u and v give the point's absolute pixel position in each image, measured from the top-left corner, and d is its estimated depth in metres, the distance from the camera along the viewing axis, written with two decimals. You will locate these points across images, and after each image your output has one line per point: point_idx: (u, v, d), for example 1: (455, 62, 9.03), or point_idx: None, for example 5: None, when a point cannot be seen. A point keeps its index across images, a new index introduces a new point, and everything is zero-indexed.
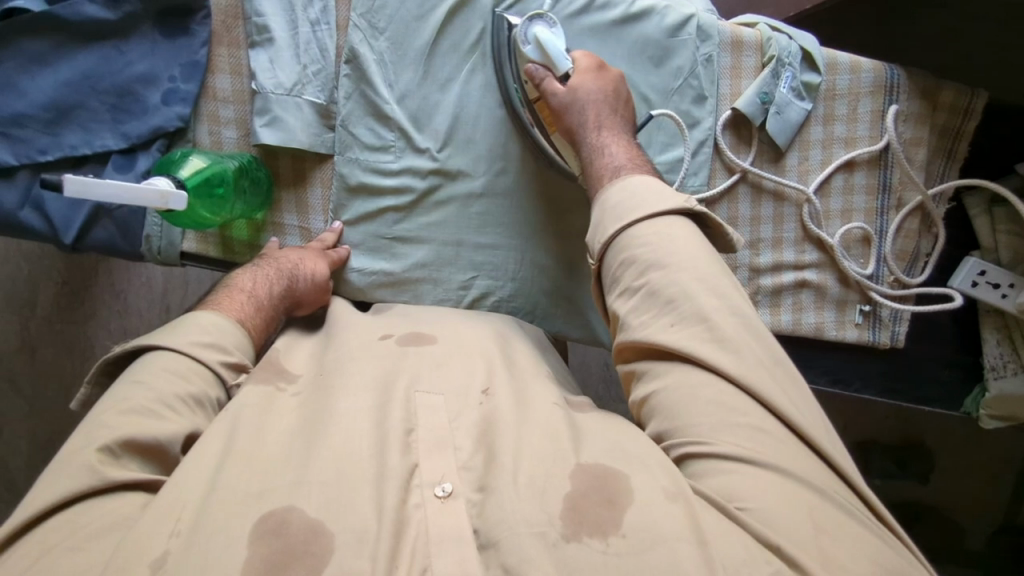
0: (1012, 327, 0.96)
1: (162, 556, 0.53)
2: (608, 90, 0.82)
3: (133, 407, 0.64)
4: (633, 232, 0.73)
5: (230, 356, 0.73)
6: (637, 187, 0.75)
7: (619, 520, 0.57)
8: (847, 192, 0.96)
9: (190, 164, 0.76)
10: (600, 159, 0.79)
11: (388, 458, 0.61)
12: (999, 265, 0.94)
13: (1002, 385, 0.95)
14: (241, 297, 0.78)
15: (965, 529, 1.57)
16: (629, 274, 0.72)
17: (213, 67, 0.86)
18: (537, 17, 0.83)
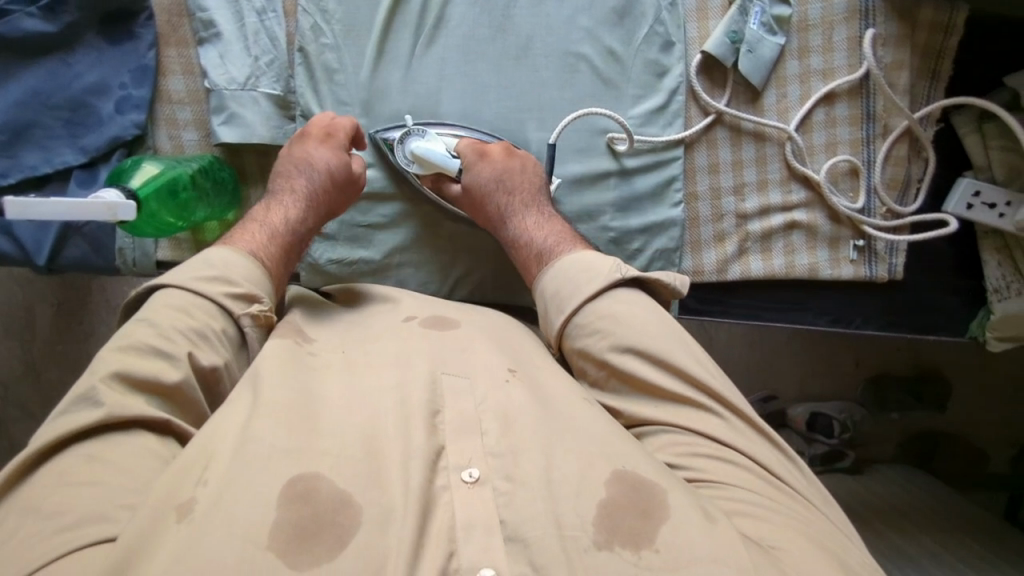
0: (1012, 246, 0.93)
1: (188, 504, 0.54)
2: (504, 172, 0.84)
3: (136, 345, 0.62)
4: (575, 323, 0.74)
5: (239, 288, 0.70)
6: (562, 273, 0.76)
7: (653, 534, 0.56)
8: (830, 125, 0.93)
9: (142, 172, 0.75)
10: (525, 247, 0.82)
11: (412, 436, 0.61)
12: (994, 183, 0.91)
13: (1006, 307, 0.93)
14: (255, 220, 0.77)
15: (989, 451, 1.56)
16: (590, 369, 0.73)
17: (164, 69, 0.84)
18: (408, 133, 0.85)
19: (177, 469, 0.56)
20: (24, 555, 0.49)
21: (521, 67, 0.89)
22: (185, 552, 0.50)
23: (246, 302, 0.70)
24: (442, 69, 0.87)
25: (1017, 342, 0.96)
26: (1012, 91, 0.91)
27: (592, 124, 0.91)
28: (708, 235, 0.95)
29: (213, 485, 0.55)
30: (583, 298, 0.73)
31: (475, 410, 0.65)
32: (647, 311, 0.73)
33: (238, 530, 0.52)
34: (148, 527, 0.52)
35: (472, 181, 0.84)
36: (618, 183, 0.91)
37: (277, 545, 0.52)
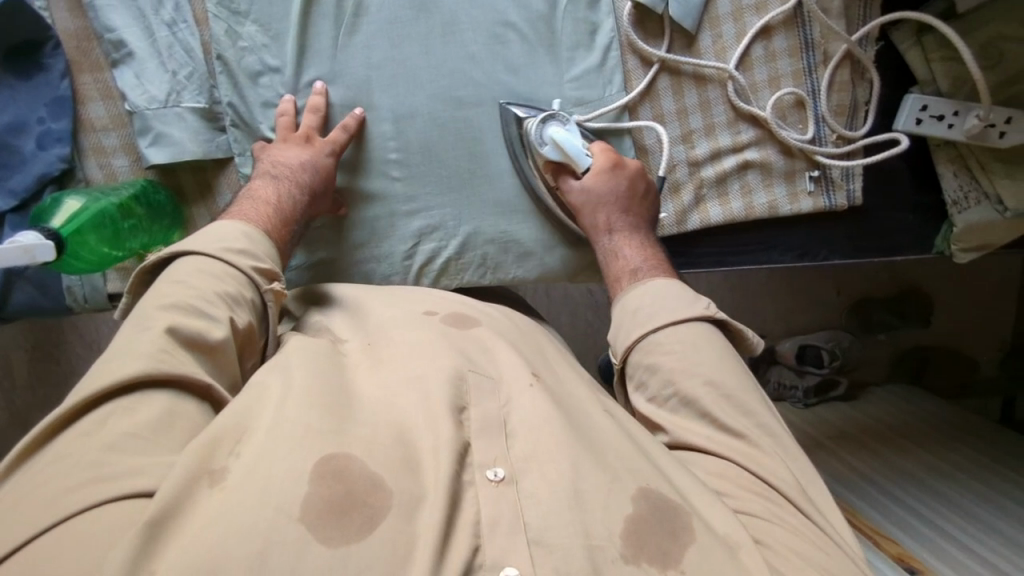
0: (965, 155, 0.92)
1: (220, 471, 0.55)
2: (620, 188, 0.84)
3: (176, 304, 0.64)
4: (653, 338, 0.75)
5: (263, 263, 0.72)
6: (650, 293, 0.78)
7: (679, 556, 0.57)
8: (770, 59, 0.92)
9: (64, 209, 0.75)
10: (617, 260, 0.83)
11: (442, 428, 0.61)
12: (939, 95, 0.90)
13: (967, 218, 0.92)
14: (264, 207, 0.76)
15: (979, 360, 1.59)
16: (650, 383, 0.75)
17: (82, 97, 0.82)
18: (550, 117, 0.84)
19: (212, 437, 0.57)
20: (53, 507, 0.50)
21: (449, 44, 0.87)
22: (220, 512, 0.51)
23: (268, 279, 0.72)
24: (369, 57, 0.85)
25: (982, 249, 0.96)
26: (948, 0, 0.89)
27: (530, 92, 0.89)
28: (663, 187, 0.94)
29: (245, 457, 0.56)
30: (660, 323, 0.75)
31: (501, 410, 0.67)
32: (723, 347, 0.74)
33: (274, 501, 0.52)
34: (184, 485, 0.53)
35: (586, 191, 0.84)
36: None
37: (309, 517, 0.52)
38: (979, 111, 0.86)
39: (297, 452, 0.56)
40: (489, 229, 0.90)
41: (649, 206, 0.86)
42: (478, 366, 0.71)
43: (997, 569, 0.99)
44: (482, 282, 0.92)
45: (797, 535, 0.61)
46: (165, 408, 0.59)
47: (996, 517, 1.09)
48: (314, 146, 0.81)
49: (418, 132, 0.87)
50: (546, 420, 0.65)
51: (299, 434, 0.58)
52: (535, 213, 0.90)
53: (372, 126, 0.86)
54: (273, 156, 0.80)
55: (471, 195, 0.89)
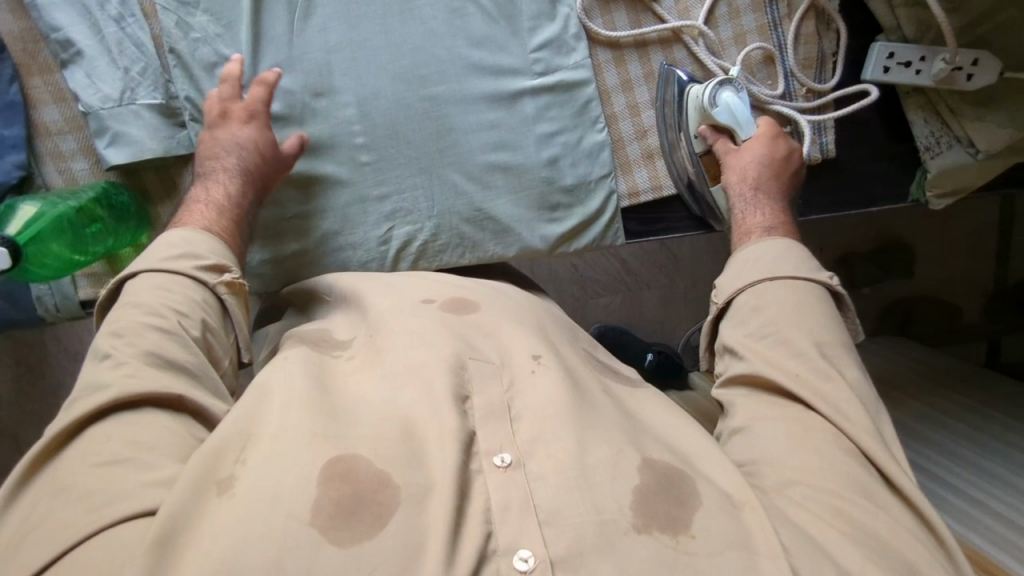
0: (935, 100, 0.92)
1: (228, 480, 0.55)
2: (772, 156, 0.86)
3: (131, 326, 0.64)
4: (762, 287, 0.75)
5: (205, 260, 0.72)
6: (778, 248, 0.78)
7: (689, 521, 0.56)
8: (734, 16, 0.91)
9: (20, 216, 0.74)
10: (750, 217, 0.83)
11: (445, 418, 0.61)
12: (905, 42, 0.90)
13: (941, 162, 0.92)
14: (202, 207, 0.76)
15: (964, 307, 1.60)
16: (750, 324, 0.74)
17: (33, 101, 0.80)
18: (726, 81, 0.87)
19: (209, 453, 0.56)
20: (59, 536, 0.51)
21: (408, 22, 0.85)
22: (234, 522, 0.51)
23: (217, 273, 0.72)
24: (326, 41, 0.84)
25: (956, 195, 0.96)
26: None
27: (494, 64, 0.87)
28: (636, 154, 0.93)
29: (252, 463, 0.56)
30: (771, 275, 0.76)
31: (505, 395, 0.66)
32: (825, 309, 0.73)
33: (282, 509, 0.52)
34: (187, 499, 0.53)
35: (737, 154, 0.87)
36: (539, 116, 0.89)
37: (319, 521, 0.52)
38: (945, 54, 0.86)
39: (303, 455, 0.56)
40: (465, 208, 0.89)
41: (794, 182, 0.87)
42: (478, 353, 0.70)
43: (998, 513, 1.01)
44: (461, 263, 0.91)
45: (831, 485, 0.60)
46: (146, 426, 0.59)
47: (993, 461, 1.11)
48: (246, 122, 0.79)
49: (384, 114, 0.86)
50: (539, 397, 0.65)
51: (298, 437, 0.58)
52: (508, 189, 0.89)
53: (335, 111, 0.85)
54: (207, 143, 0.79)
55: (443, 175, 0.88)
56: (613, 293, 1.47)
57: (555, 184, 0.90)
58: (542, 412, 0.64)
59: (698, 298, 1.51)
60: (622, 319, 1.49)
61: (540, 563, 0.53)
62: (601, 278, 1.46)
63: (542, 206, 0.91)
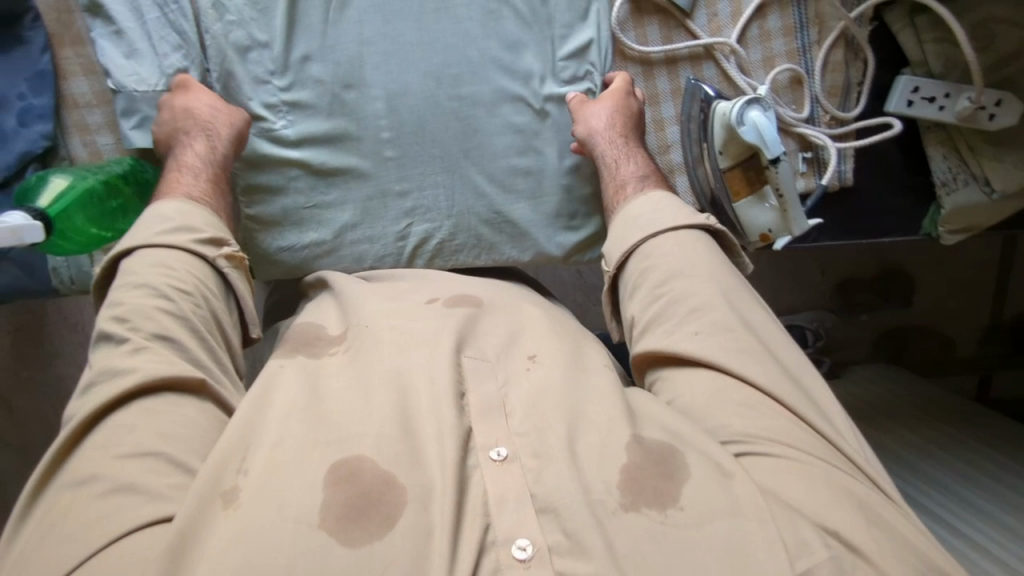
0: (955, 138, 0.93)
1: (233, 488, 0.56)
2: (624, 112, 0.86)
3: (138, 308, 0.64)
4: (650, 244, 0.77)
5: (202, 234, 0.72)
6: (649, 202, 0.80)
7: (677, 493, 0.57)
8: (765, 39, 0.92)
9: (51, 187, 0.75)
10: (619, 175, 0.85)
11: (445, 415, 0.62)
12: (931, 77, 0.91)
13: (955, 199, 0.93)
14: (181, 177, 0.76)
15: (958, 339, 1.61)
16: (640, 289, 0.75)
17: (64, 72, 0.82)
18: (754, 101, 0.83)
19: (224, 452, 0.58)
20: (82, 540, 0.51)
21: (442, 19, 0.85)
22: (241, 535, 0.52)
23: (217, 246, 0.73)
24: (359, 33, 0.84)
25: (968, 232, 0.96)
26: None
27: (524, 68, 0.88)
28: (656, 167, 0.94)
29: (254, 475, 0.57)
30: (652, 232, 0.77)
31: (500, 393, 0.66)
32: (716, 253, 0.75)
33: (291, 512, 0.54)
34: (199, 510, 0.54)
35: (577, 116, 0.86)
36: (564, 123, 0.89)
37: (328, 523, 0.53)
38: (971, 93, 0.87)
39: (309, 461, 0.58)
40: (485, 211, 0.89)
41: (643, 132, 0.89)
42: (476, 352, 0.71)
43: (982, 552, 1.02)
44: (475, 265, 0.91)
45: (772, 432, 0.61)
46: (170, 414, 0.60)
47: (973, 493, 1.13)
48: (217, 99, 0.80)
49: (412, 111, 0.86)
50: (541, 396, 0.66)
51: (293, 448, 0.59)
52: (529, 194, 0.90)
53: (365, 104, 0.85)
54: (181, 119, 0.78)
55: (464, 176, 0.88)
56: None
57: (577, 196, 0.91)
58: (539, 406, 0.65)
59: None
60: None
61: (538, 551, 0.54)
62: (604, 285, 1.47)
63: (564, 216, 0.91)
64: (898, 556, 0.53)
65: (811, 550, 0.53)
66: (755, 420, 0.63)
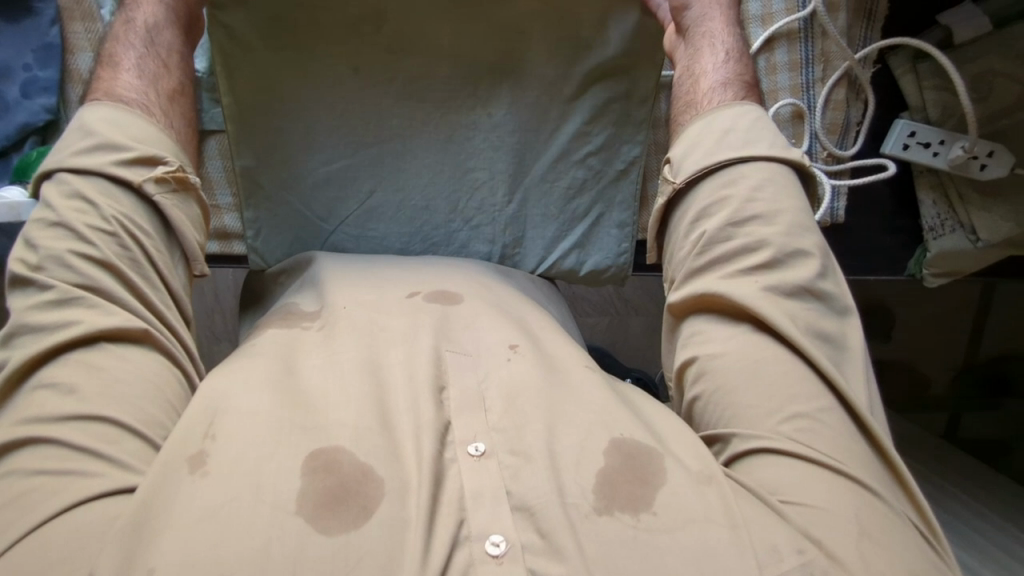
0: (947, 184, 0.95)
1: (199, 456, 0.57)
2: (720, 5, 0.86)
3: (62, 251, 0.66)
4: (737, 170, 0.76)
5: (128, 152, 0.71)
6: (742, 117, 0.79)
7: (651, 498, 0.59)
8: (771, 72, 0.94)
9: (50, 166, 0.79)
10: (707, 72, 0.84)
11: (422, 409, 0.63)
12: (928, 123, 0.93)
13: (942, 244, 0.95)
14: (114, 67, 0.78)
15: (932, 377, 1.63)
16: (717, 215, 0.74)
17: (71, 47, 0.83)
18: None
19: (185, 427, 0.59)
20: (29, 514, 0.53)
21: None
22: (211, 517, 0.53)
23: (148, 166, 0.72)
24: None
25: (952, 276, 0.99)
26: (944, 29, 0.90)
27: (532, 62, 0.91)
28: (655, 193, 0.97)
29: (225, 458, 0.57)
30: (745, 154, 0.76)
31: (478, 389, 0.66)
32: (800, 195, 0.75)
33: (268, 498, 0.54)
34: (161, 486, 0.55)
35: None
36: (568, 113, 0.93)
37: (306, 509, 0.54)
38: (965, 142, 0.89)
39: (285, 447, 0.58)
40: (473, 107, 0.92)
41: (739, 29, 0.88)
42: (457, 345, 0.71)
43: None
44: (443, 167, 0.93)
45: (778, 430, 0.62)
46: (106, 366, 0.62)
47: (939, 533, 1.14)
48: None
49: (439, 71, 0.90)
50: (528, 394, 0.66)
51: (267, 427, 0.60)
52: (516, 169, 0.94)
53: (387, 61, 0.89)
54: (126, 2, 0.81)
55: (464, 63, 0.90)
56: (597, 316, 1.49)
57: (571, 131, 0.93)
58: (519, 403, 0.65)
59: None
60: (603, 342, 1.51)
61: (511, 548, 0.55)
62: (592, 298, 1.50)
63: (553, 138, 0.94)
64: (884, 567, 0.53)
65: (780, 558, 0.54)
66: (781, 399, 0.63)
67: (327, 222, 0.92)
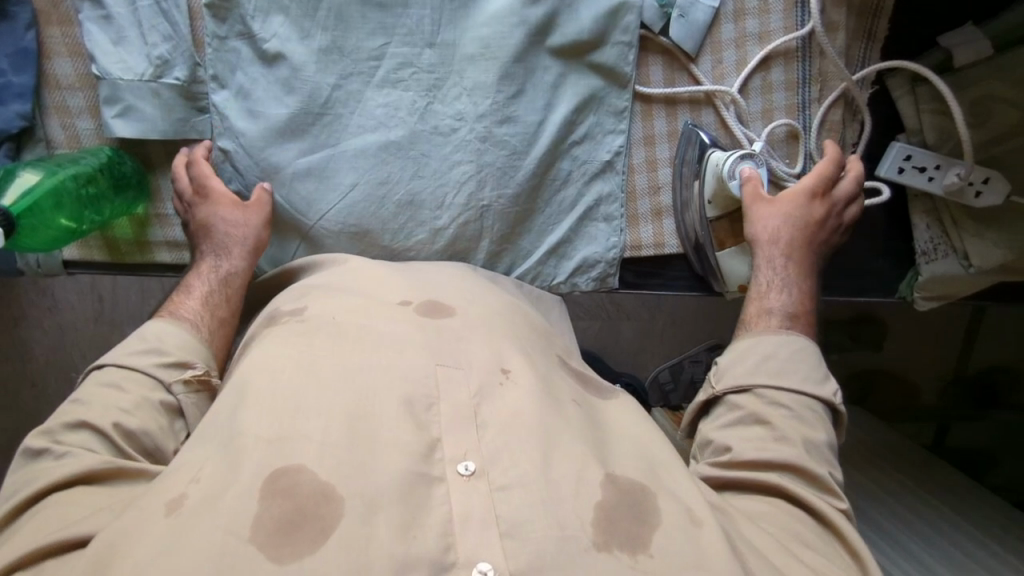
0: (941, 209, 0.94)
1: (178, 501, 0.56)
2: (801, 221, 0.86)
3: (75, 420, 0.66)
4: (769, 391, 0.73)
5: (171, 357, 0.73)
6: (787, 345, 0.77)
7: (648, 540, 0.58)
8: (767, 90, 0.92)
9: (19, 184, 0.78)
10: (771, 297, 0.83)
11: (406, 433, 0.62)
12: (925, 147, 0.91)
13: (933, 269, 0.94)
14: (184, 296, 0.81)
15: (920, 386, 1.62)
16: (748, 431, 0.72)
17: (48, 51, 0.85)
18: (745, 156, 0.88)
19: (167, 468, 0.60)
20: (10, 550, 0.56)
21: None
22: (178, 543, 0.52)
23: (183, 369, 0.74)
24: None
25: (943, 300, 0.98)
26: (944, 51, 0.89)
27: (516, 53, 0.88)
28: (646, 209, 0.95)
29: (203, 487, 0.57)
30: (782, 381, 0.74)
31: (472, 400, 0.66)
32: (828, 430, 0.72)
33: (223, 522, 0.53)
34: (132, 523, 0.54)
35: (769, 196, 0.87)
36: (557, 103, 0.91)
37: (259, 538, 0.52)
38: (961, 169, 0.89)
39: (246, 464, 0.57)
40: (458, 97, 0.89)
41: (821, 248, 0.88)
42: (449, 361, 0.69)
43: None
44: (428, 162, 0.89)
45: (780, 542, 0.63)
46: (84, 501, 0.60)
47: (927, 552, 1.14)
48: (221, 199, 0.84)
49: (428, 65, 0.88)
50: (516, 415, 0.65)
51: (235, 450, 0.58)
52: (502, 165, 0.90)
53: (360, 43, 0.87)
54: (202, 237, 0.85)
55: (451, 53, 0.88)
56: (589, 321, 1.48)
57: (558, 121, 0.90)
58: (508, 426, 0.64)
59: (674, 336, 1.51)
60: (594, 348, 1.50)
61: None
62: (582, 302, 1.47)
63: (541, 129, 0.90)
64: None
65: None
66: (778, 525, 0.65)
67: (306, 218, 0.89)
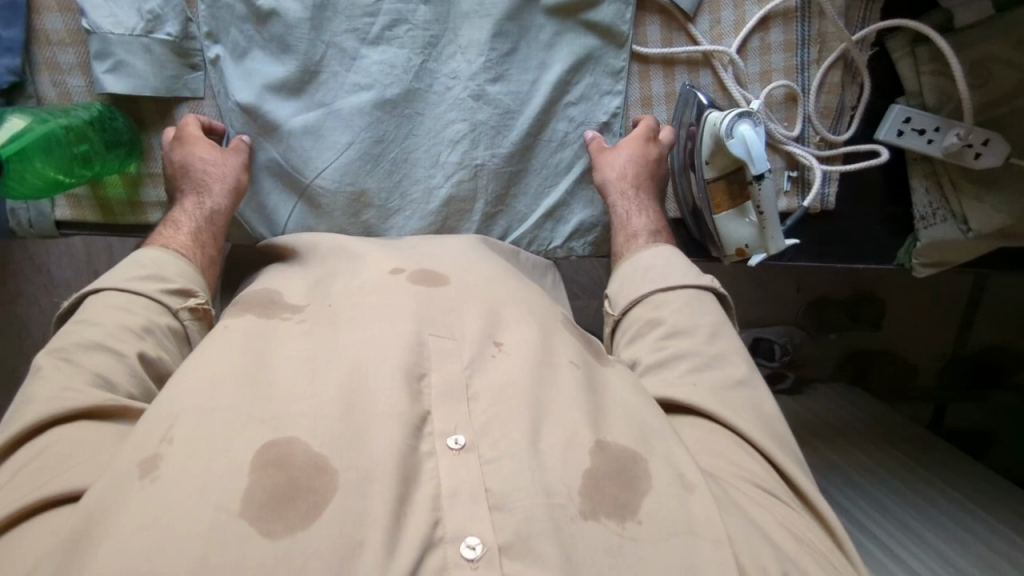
0: (940, 173, 0.93)
1: (151, 459, 0.54)
2: (649, 163, 0.89)
3: (81, 344, 0.65)
4: (652, 296, 0.79)
5: (171, 283, 0.74)
6: (659, 257, 0.82)
7: (638, 506, 0.57)
8: (764, 52, 0.91)
9: (10, 125, 0.76)
10: (633, 222, 0.88)
11: (397, 399, 0.61)
12: (924, 109, 0.90)
13: (932, 233, 0.94)
14: (174, 230, 0.80)
15: (920, 366, 1.61)
16: (644, 337, 0.77)
17: (38, 7, 0.84)
18: (745, 114, 0.83)
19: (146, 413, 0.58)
20: None
21: None
22: (161, 504, 0.51)
23: (184, 297, 0.74)
24: None
25: (940, 266, 0.97)
26: (946, 12, 0.89)
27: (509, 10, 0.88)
28: None
29: (179, 443, 0.55)
30: (662, 284, 0.79)
31: (464, 374, 0.65)
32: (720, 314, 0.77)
33: (209, 498, 0.51)
34: (111, 476, 0.53)
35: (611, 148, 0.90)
36: (550, 61, 0.90)
37: (249, 512, 0.51)
38: (960, 129, 0.87)
39: (236, 438, 0.56)
40: (451, 56, 0.88)
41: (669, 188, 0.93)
42: (442, 330, 0.69)
43: None
44: (423, 119, 0.89)
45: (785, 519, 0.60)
46: (79, 437, 0.59)
47: (924, 526, 1.13)
48: (199, 140, 0.84)
49: (423, 20, 0.87)
50: (508, 383, 0.65)
51: (221, 419, 0.57)
52: (495, 122, 0.90)
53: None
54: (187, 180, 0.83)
55: (447, 10, 0.88)
56: (587, 299, 1.48)
57: (551, 81, 0.90)
58: (504, 394, 0.64)
59: None
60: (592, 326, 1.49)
61: (487, 551, 0.53)
62: (581, 280, 1.47)
63: (534, 87, 0.90)
64: None
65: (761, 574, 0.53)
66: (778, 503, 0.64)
67: (302, 178, 0.88)
